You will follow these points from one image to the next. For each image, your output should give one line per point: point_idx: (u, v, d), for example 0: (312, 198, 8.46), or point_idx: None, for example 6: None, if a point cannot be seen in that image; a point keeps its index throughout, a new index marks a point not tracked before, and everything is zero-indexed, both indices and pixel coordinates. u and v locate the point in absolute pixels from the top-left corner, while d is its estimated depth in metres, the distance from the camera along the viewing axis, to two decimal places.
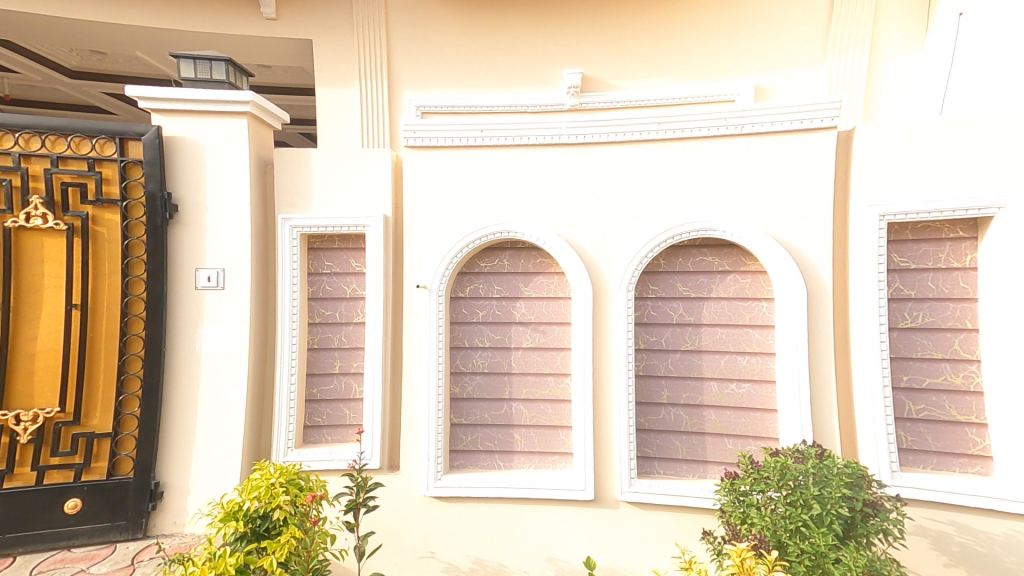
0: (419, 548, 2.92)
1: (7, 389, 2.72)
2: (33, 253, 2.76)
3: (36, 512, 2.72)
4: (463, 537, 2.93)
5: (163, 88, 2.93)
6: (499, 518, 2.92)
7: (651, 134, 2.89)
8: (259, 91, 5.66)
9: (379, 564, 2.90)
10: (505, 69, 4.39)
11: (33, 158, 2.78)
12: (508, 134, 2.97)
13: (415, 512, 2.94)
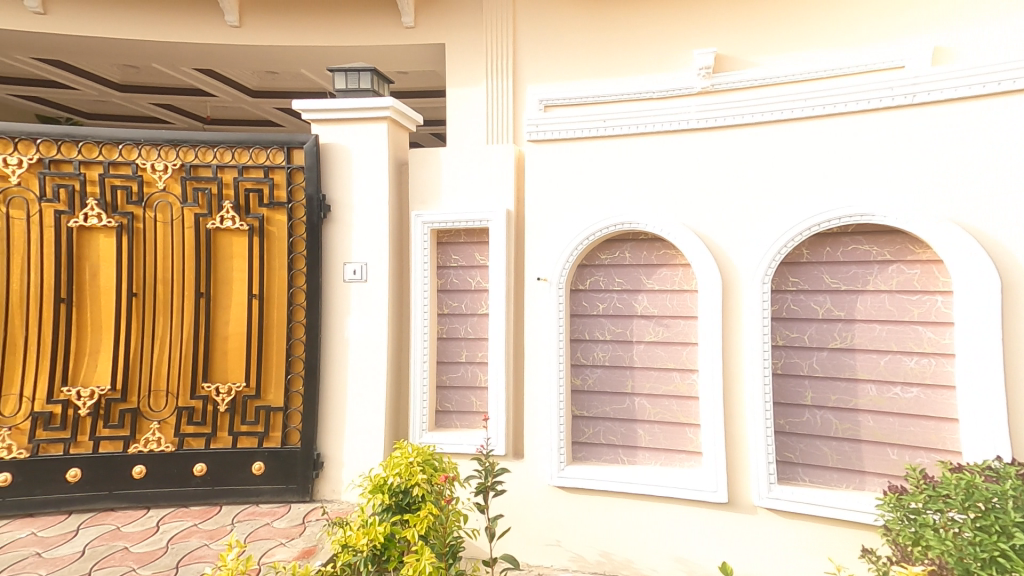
0: (546, 536, 3.00)
1: (211, 365, 3.30)
2: (225, 251, 3.32)
3: (232, 470, 3.28)
4: (588, 528, 2.94)
5: (319, 101, 3.31)
6: (625, 512, 2.89)
7: (792, 112, 2.59)
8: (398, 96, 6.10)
9: (508, 546, 3.02)
10: (634, 51, 4.18)
11: (226, 168, 3.31)
12: (629, 122, 2.86)
13: (541, 499, 3.01)
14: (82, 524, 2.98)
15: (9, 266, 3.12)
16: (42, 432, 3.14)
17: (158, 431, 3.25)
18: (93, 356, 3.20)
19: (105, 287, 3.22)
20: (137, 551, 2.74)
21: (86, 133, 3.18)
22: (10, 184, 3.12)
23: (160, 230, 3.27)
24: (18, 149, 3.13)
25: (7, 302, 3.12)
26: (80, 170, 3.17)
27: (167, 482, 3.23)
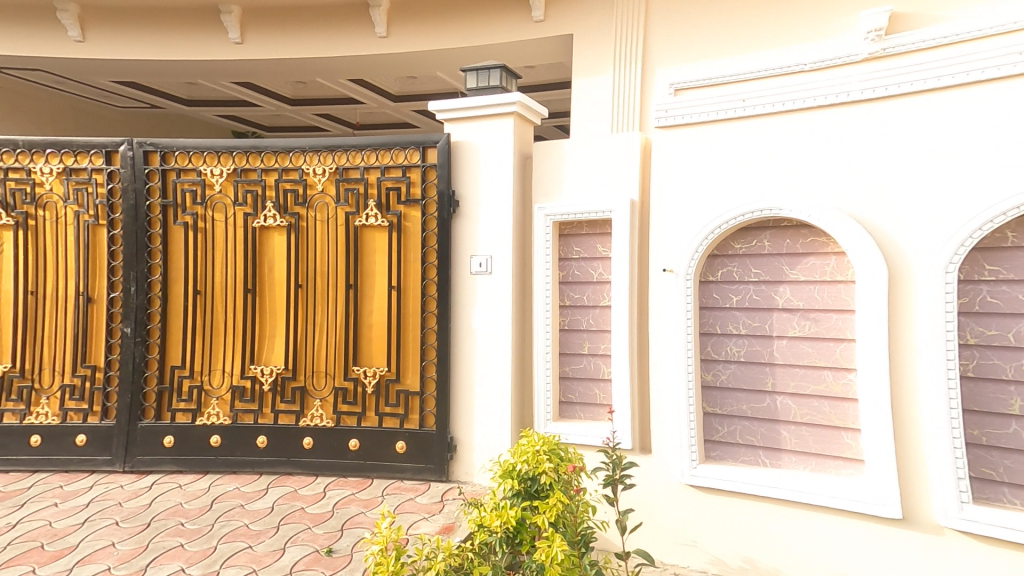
0: (680, 535, 2.89)
1: (361, 350, 3.70)
2: (370, 246, 3.68)
3: (377, 447, 3.63)
4: (728, 531, 2.79)
5: (449, 101, 3.49)
6: (771, 518, 2.69)
7: (981, 73, 2.24)
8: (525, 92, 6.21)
9: (641, 541, 2.97)
10: (784, 17, 3.75)
11: (371, 169, 3.66)
12: (780, 99, 2.63)
13: (674, 497, 2.91)
14: (270, 485, 3.54)
15: (213, 261, 3.77)
16: (238, 404, 3.75)
17: (320, 408, 3.72)
18: (272, 339, 3.77)
19: (279, 278, 3.77)
20: (312, 512, 3.21)
21: (267, 144, 3.71)
22: (215, 192, 3.75)
23: (320, 227, 3.73)
24: (220, 160, 3.73)
25: (212, 291, 3.78)
26: (262, 176, 3.73)
27: (331, 454, 3.67)
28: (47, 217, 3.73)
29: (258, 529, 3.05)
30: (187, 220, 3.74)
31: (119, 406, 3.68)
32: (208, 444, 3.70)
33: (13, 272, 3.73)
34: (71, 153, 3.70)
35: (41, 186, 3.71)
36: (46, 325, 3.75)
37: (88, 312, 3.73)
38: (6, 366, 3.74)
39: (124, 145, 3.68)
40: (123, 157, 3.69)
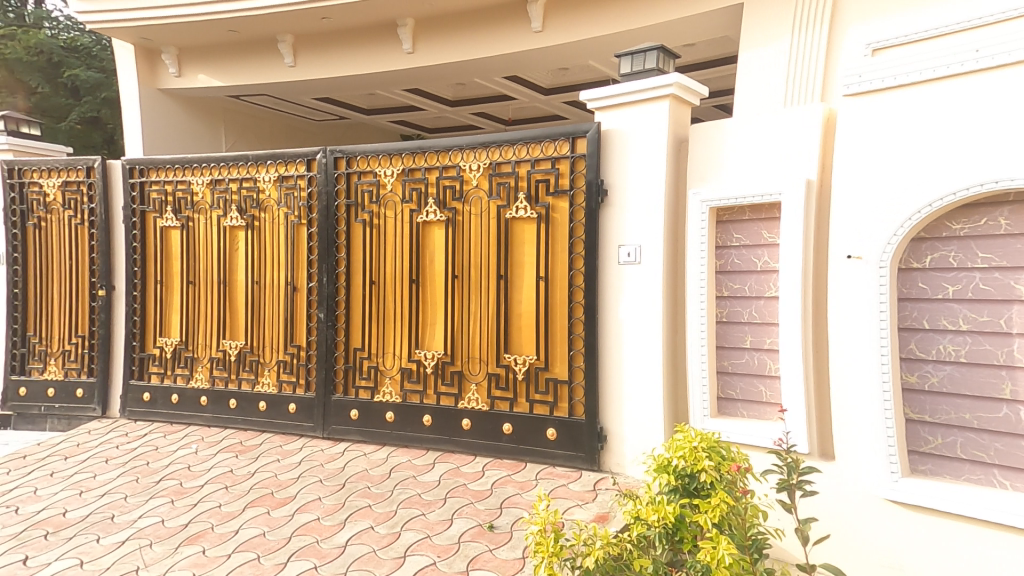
0: (877, 556, 2.57)
1: (513, 338, 3.85)
2: (519, 238, 3.82)
3: (528, 433, 3.73)
4: (943, 559, 2.42)
5: (600, 89, 3.46)
6: (1008, 550, 2.28)
7: None
8: (683, 71, 5.89)
9: (829, 556, 2.69)
10: None
11: (522, 163, 3.78)
12: (1020, 46, 2.17)
13: (867, 512, 2.59)
14: (436, 460, 3.89)
15: (385, 254, 4.21)
16: (407, 383, 4.16)
17: (476, 391, 3.96)
18: (433, 326, 4.11)
19: (439, 270, 4.09)
20: (474, 488, 3.48)
21: (430, 145, 4.03)
22: (388, 191, 4.18)
23: (475, 221, 3.96)
24: (391, 162, 4.15)
25: (385, 282, 4.23)
26: (425, 175, 4.07)
27: (486, 436, 3.87)
28: (268, 218, 4.44)
29: (429, 499, 3.42)
30: (364, 217, 4.23)
31: (317, 379, 4.32)
32: (384, 419, 4.17)
33: (242, 265, 4.52)
34: (282, 163, 4.38)
35: (263, 193, 4.43)
36: (267, 308, 4.48)
37: (293, 298, 4.41)
38: (239, 343, 4.51)
39: (320, 154, 4.29)
40: (319, 164, 4.29)
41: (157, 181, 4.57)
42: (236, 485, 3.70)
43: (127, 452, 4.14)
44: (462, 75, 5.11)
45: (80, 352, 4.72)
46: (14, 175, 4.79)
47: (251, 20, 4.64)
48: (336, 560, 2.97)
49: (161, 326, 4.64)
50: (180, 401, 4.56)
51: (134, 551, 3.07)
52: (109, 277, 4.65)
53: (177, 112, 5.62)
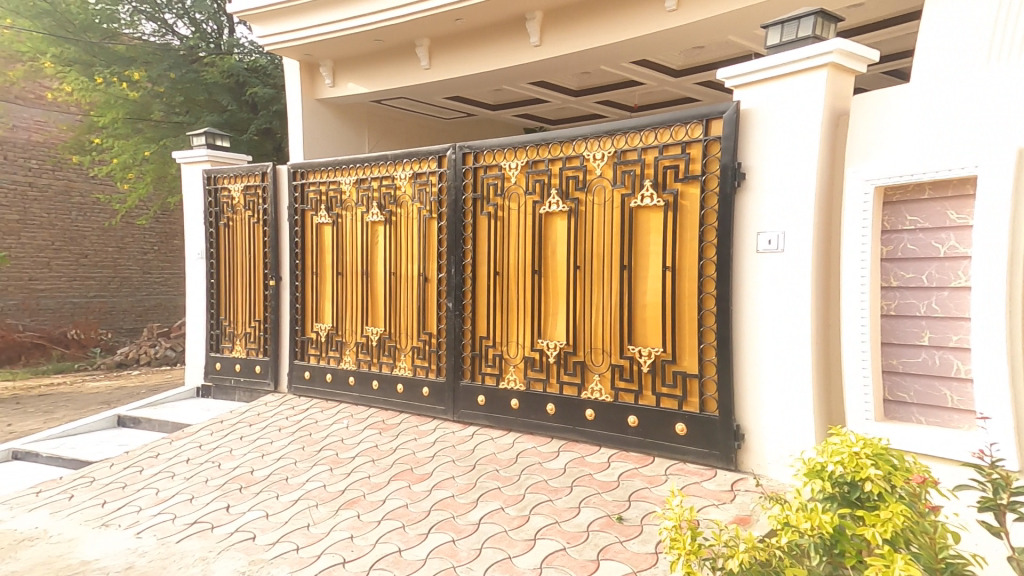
0: None
1: (635, 330, 3.76)
2: (644, 226, 3.70)
3: (657, 426, 3.62)
4: None
5: (745, 64, 3.24)
6: None
7: None
8: (842, 36, 5.25)
9: None
10: None
11: (648, 150, 3.66)
12: None
13: None
14: (561, 448, 3.93)
15: (509, 246, 4.32)
16: (530, 372, 4.24)
17: (599, 382, 3.92)
18: (554, 316, 4.14)
19: (561, 261, 4.10)
20: (600, 479, 3.48)
21: (554, 136, 4.04)
22: (512, 183, 4.28)
23: (598, 210, 3.90)
24: (516, 155, 4.24)
25: (508, 273, 4.35)
26: (549, 166, 4.09)
27: (611, 428, 3.83)
28: (404, 213, 4.78)
29: (555, 486, 3.48)
30: (490, 210, 4.38)
31: (448, 365, 4.58)
32: (509, 406, 4.30)
33: (381, 257, 4.91)
34: (417, 161, 4.68)
35: (400, 190, 4.77)
36: (403, 298, 4.84)
37: (425, 288, 4.71)
38: (380, 330, 4.92)
39: (450, 151, 4.50)
40: (449, 160, 4.51)
41: (314, 182, 5.12)
42: (381, 459, 4.08)
43: (294, 423, 4.75)
44: (590, 65, 5.08)
45: (257, 334, 5.44)
46: (209, 182, 5.64)
47: (393, 28, 4.99)
48: (471, 536, 3.15)
49: (317, 313, 5.22)
50: (333, 380, 5.09)
51: (304, 511, 3.62)
52: (278, 269, 5.31)
53: (331, 119, 6.22)
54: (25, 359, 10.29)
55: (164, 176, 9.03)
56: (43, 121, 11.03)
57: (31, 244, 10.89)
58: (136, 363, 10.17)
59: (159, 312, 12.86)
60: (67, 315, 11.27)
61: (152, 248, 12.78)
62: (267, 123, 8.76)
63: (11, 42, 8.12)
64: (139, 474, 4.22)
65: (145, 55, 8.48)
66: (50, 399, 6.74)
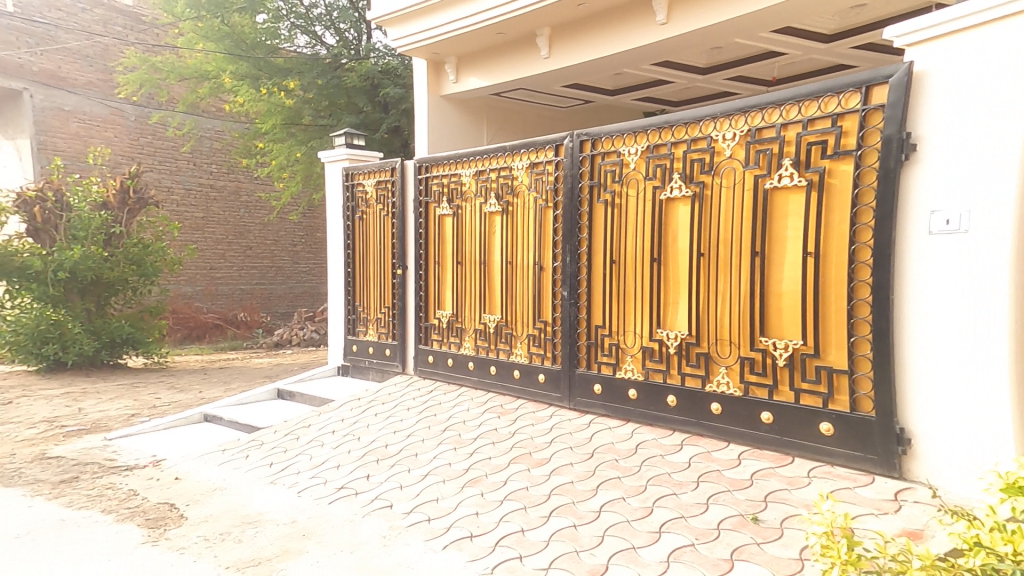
0: None
1: (767, 322, 3.49)
2: (782, 208, 3.41)
3: (798, 424, 3.34)
4: None
5: (922, 17, 2.87)
6: None
7: None
8: None
9: None
10: None
11: (789, 125, 3.36)
12: None
13: None
14: (684, 441, 3.76)
15: (627, 233, 4.20)
16: (649, 362, 4.10)
17: (726, 375, 3.68)
18: (675, 305, 3.96)
19: (683, 248, 3.90)
20: (730, 476, 3.30)
21: (678, 117, 3.84)
22: (630, 169, 4.14)
23: (726, 193, 3.64)
24: (636, 139, 4.09)
25: (625, 261, 4.23)
26: (671, 150, 3.89)
27: (740, 423, 3.59)
28: (520, 203, 4.86)
29: (679, 480, 3.36)
30: (607, 197, 4.28)
31: (563, 353, 4.58)
32: (627, 396, 4.18)
33: (498, 246, 5.05)
34: (534, 151, 4.72)
35: (517, 180, 4.86)
36: (519, 286, 4.93)
37: (540, 277, 4.76)
38: (497, 317, 5.07)
39: (568, 138, 4.48)
40: (566, 148, 4.49)
41: (438, 175, 5.40)
42: (501, 442, 4.23)
43: (421, 403, 5.08)
44: (718, 39, 4.77)
45: (387, 320, 5.88)
46: (348, 179, 6.17)
47: (516, 18, 5.08)
48: (592, 523, 3.15)
49: (438, 301, 5.52)
50: (454, 364, 5.36)
51: (433, 485, 3.88)
52: (404, 259, 5.70)
53: (453, 114, 6.51)
54: (209, 336, 12.00)
55: (310, 176, 10.17)
56: (223, 132, 12.85)
57: (212, 238, 12.73)
58: (289, 343, 11.47)
59: (306, 299, 14.41)
60: (238, 299, 13.06)
61: (301, 240, 14.33)
62: (397, 122, 9.39)
63: (202, 62, 9.99)
64: (296, 441, 4.80)
65: (299, 66, 9.47)
66: (227, 371, 7.88)
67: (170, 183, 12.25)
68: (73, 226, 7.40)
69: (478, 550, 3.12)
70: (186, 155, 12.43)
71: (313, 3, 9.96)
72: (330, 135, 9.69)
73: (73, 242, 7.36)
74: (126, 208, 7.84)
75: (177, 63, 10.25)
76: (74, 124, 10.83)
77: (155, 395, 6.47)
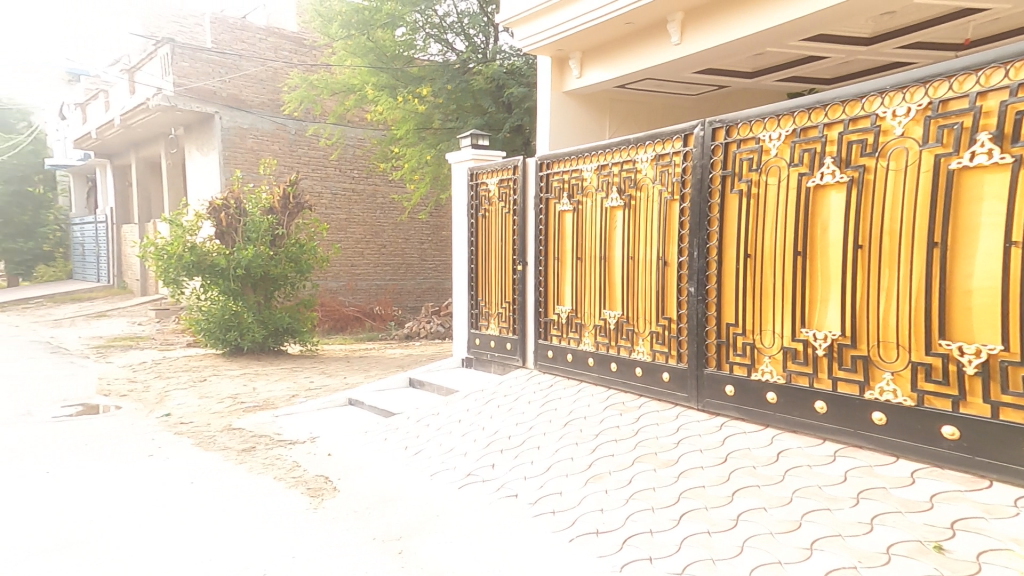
0: None
1: (950, 323, 3.05)
2: (975, 190, 2.95)
3: (997, 443, 2.83)
4: None
5: None
6: None
7: None
8: None
9: None
10: None
11: (989, 93, 2.88)
12: None
13: None
14: (838, 452, 3.37)
15: (765, 224, 3.86)
16: (791, 364, 3.72)
17: (891, 382, 3.24)
18: (823, 302, 3.58)
19: (836, 239, 3.50)
20: (900, 496, 2.90)
21: (833, 95, 3.45)
22: (771, 156, 3.81)
23: (893, 178, 3.23)
24: (780, 123, 3.74)
25: (762, 255, 3.89)
26: (823, 132, 3.51)
27: (912, 436, 3.14)
28: (644, 196, 4.72)
29: (834, 495, 3.03)
30: (742, 187, 3.96)
31: (689, 352, 4.32)
32: (764, 400, 3.84)
33: (618, 241, 4.96)
34: (660, 142, 4.55)
35: (640, 173, 4.73)
36: (641, 283, 4.78)
37: (663, 273, 4.57)
38: (617, 313, 4.97)
39: (698, 127, 4.23)
40: (696, 138, 4.24)
41: (559, 171, 5.43)
42: (624, 440, 4.14)
43: (542, 397, 5.16)
44: (888, 5, 4.21)
45: (508, 314, 6.05)
46: (472, 179, 6.43)
47: (647, 6, 4.94)
48: (729, 532, 2.96)
49: (557, 297, 5.56)
50: (574, 360, 5.36)
51: (557, 478, 3.92)
52: (524, 255, 5.83)
53: (575, 110, 6.52)
54: (350, 327, 13.06)
55: (438, 177, 10.93)
56: (364, 139, 14.04)
57: (353, 238, 14.01)
58: (418, 335, 12.24)
59: (432, 294, 15.33)
60: (374, 294, 14.30)
61: (428, 239, 15.25)
62: (519, 121, 9.69)
63: (349, 77, 10.94)
64: (426, 427, 5.13)
65: (431, 73, 10.08)
66: (367, 360, 8.65)
67: (320, 189, 13.66)
68: (248, 229, 8.51)
69: (607, 547, 3.10)
70: (334, 162, 13.80)
71: (445, 12, 10.46)
72: (457, 137, 10.20)
73: (248, 243, 8.48)
74: (288, 212, 8.86)
75: (330, 79, 11.35)
76: (250, 140, 12.72)
77: (310, 378, 7.30)
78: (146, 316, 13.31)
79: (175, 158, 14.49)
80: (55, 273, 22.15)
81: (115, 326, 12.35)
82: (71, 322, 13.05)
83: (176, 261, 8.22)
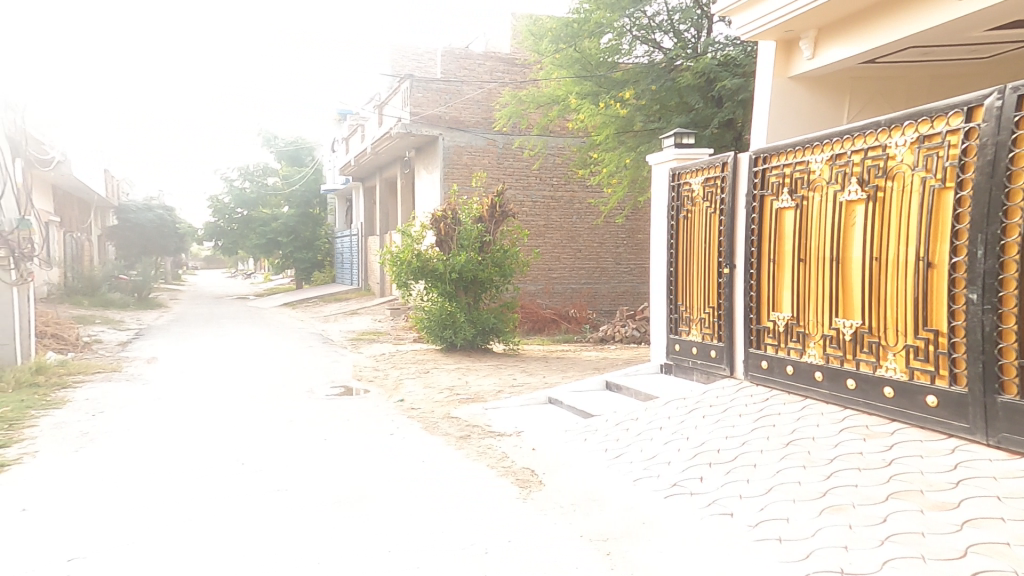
0: None
1: None
2: None
3: None
4: None
5: None
6: None
7: None
8: None
9: None
10: None
11: None
12: None
13: None
14: None
15: None
16: None
17: None
18: None
19: None
20: None
21: None
22: None
23: None
24: None
25: None
26: None
27: None
28: (897, 187, 4.00)
29: None
30: None
31: (970, 372, 3.53)
32: None
33: (858, 240, 4.28)
34: (927, 121, 3.82)
35: (893, 160, 4.02)
36: (890, 288, 4.05)
37: (926, 276, 3.79)
38: (855, 323, 4.29)
39: (994, 97, 3.45)
40: (989, 110, 3.47)
41: (778, 165, 4.94)
42: (872, 471, 3.54)
43: (756, 411, 4.71)
44: None
45: (711, 320, 5.68)
46: (674, 179, 6.20)
47: None
48: None
49: (772, 303, 5.04)
50: (795, 373, 4.80)
51: (781, 502, 3.48)
52: (732, 257, 5.42)
53: (803, 96, 5.87)
54: (548, 329, 13.57)
55: (636, 178, 10.86)
56: (564, 148, 14.60)
57: (550, 243, 14.66)
58: (614, 339, 12.21)
59: (627, 298, 15.22)
60: (570, 297, 14.77)
61: (623, 243, 15.16)
62: (731, 114, 9.26)
63: (554, 89, 11.41)
64: (626, 432, 5.05)
65: (635, 75, 9.98)
66: (564, 361, 8.90)
67: (522, 198, 14.54)
68: (461, 238, 9.44)
69: None
70: (535, 171, 14.58)
71: (655, 11, 10.24)
72: (659, 138, 9.95)
73: (461, 250, 9.43)
74: (495, 221, 9.59)
75: (535, 92, 11.98)
76: (466, 157, 14.17)
77: (514, 375, 7.80)
78: (383, 314, 15.77)
79: (406, 177, 17.20)
80: (323, 278, 26.36)
81: (363, 321, 14.89)
82: (332, 316, 16.22)
83: (406, 266, 9.40)
